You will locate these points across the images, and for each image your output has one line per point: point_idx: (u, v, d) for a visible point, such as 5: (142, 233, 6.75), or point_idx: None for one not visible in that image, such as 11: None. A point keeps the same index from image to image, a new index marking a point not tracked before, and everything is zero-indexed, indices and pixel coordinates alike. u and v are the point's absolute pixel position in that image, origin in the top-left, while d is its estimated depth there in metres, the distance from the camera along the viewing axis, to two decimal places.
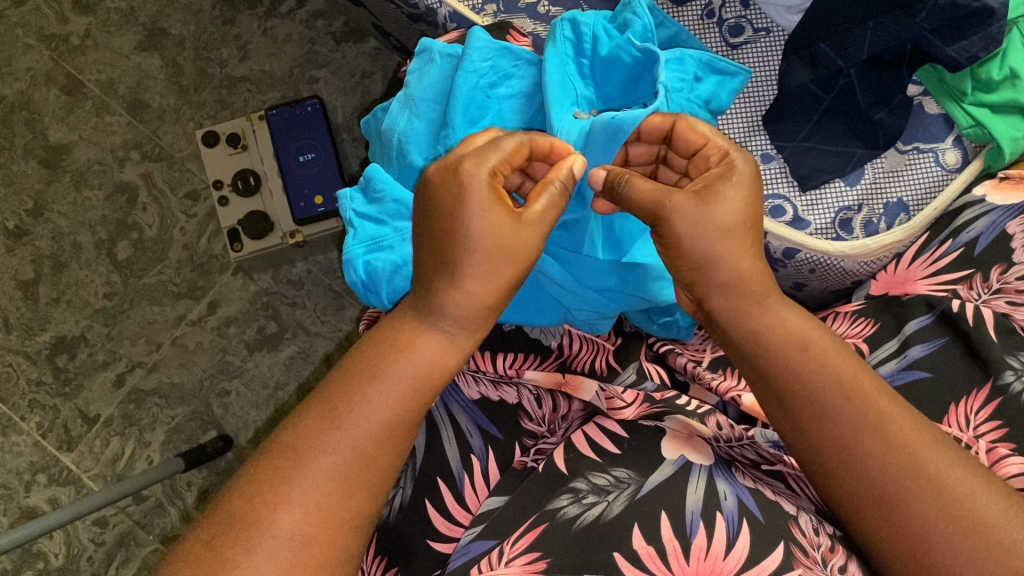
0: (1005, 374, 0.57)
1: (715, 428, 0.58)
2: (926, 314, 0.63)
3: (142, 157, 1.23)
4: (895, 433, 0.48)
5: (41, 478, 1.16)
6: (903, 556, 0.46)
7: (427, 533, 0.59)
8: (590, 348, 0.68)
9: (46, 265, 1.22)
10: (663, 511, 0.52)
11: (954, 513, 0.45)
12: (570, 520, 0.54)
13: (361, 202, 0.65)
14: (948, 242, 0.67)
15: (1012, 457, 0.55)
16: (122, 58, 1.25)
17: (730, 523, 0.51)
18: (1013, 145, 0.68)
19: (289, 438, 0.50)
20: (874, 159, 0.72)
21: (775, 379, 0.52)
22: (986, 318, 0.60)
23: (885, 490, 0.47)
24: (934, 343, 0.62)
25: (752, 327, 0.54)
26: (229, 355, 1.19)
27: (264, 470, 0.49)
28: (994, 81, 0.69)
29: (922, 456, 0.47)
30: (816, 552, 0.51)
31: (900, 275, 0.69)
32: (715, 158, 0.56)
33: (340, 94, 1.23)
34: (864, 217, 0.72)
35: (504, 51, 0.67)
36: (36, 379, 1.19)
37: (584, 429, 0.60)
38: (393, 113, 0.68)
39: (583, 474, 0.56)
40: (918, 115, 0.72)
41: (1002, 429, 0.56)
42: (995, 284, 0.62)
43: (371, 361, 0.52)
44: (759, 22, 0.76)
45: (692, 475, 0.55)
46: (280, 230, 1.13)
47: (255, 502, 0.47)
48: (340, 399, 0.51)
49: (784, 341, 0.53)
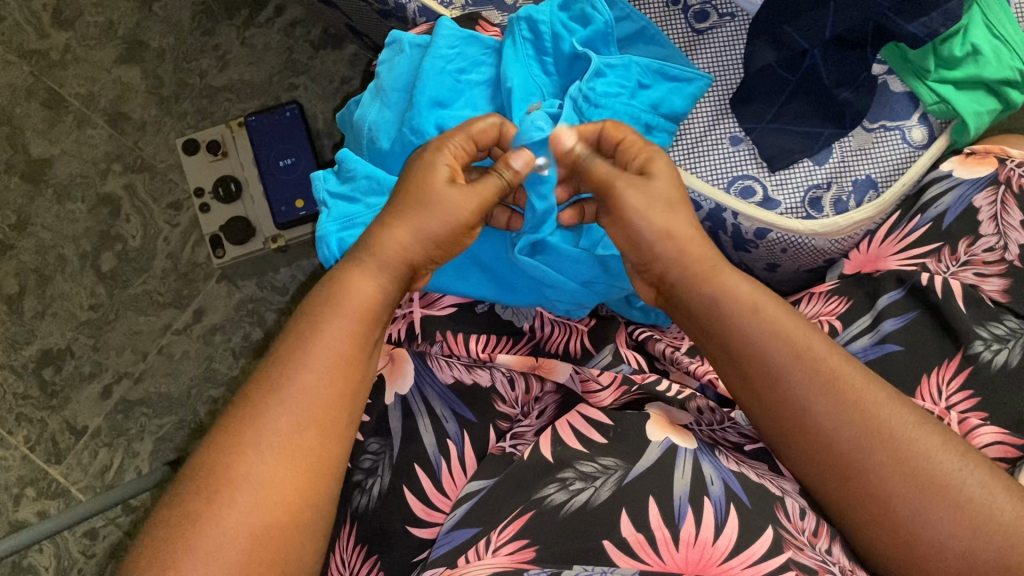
0: (974, 345, 0.60)
1: (695, 414, 0.63)
2: (897, 289, 0.65)
3: (124, 169, 1.24)
4: (855, 397, 0.50)
5: (30, 492, 1.16)
6: (871, 515, 0.49)
7: (406, 518, 0.59)
8: (563, 331, 0.71)
9: (31, 279, 1.22)
10: (651, 497, 0.53)
11: (917, 474, 0.48)
12: (559, 507, 0.54)
13: (335, 183, 0.66)
14: (918, 218, 0.68)
15: (983, 426, 0.57)
16: (102, 71, 1.26)
17: (718, 509, 0.52)
18: (977, 120, 0.71)
19: (257, 390, 0.51)
20: (841, 138, 0.73)
21: (731, 351, 0.54)
22: (955, 290, 0.62)
23: (869, 473, 0.49)
24: (907, 317, 0.63)
25: (706, 295, 0.55)
26: (215, 363, 1.20)
27: (231, 427, 0.50)
28: (956, 57, 0.71)
29: (901, 434, 0.49)
30: (802, 535, 0.52)
31: (871, 253, 0.70)
32: (637, 151, 0.61)
33: (320, 100, 1.24)
34: (834, 196, 0.72)
35: (471, 40, 0.69)
36: (22, 393, 1.19)
37: (569, 420, 0.61)
38: (364, 104, 0.69)
39: (570, 463, 0.57)
40: (883, 93, 0.73)
41: (974, 399, 0.58)
42: (963, 257, 0.64)
43: (325, 306, 0.54)
44: (724, 8, 0.76)
45: (678, 458, 0.55)
46: (261, 235, 1.13)
47: (239, 462, 0.49)
48: (302, 344, 0.53)
49: (734, 305, 0.54)
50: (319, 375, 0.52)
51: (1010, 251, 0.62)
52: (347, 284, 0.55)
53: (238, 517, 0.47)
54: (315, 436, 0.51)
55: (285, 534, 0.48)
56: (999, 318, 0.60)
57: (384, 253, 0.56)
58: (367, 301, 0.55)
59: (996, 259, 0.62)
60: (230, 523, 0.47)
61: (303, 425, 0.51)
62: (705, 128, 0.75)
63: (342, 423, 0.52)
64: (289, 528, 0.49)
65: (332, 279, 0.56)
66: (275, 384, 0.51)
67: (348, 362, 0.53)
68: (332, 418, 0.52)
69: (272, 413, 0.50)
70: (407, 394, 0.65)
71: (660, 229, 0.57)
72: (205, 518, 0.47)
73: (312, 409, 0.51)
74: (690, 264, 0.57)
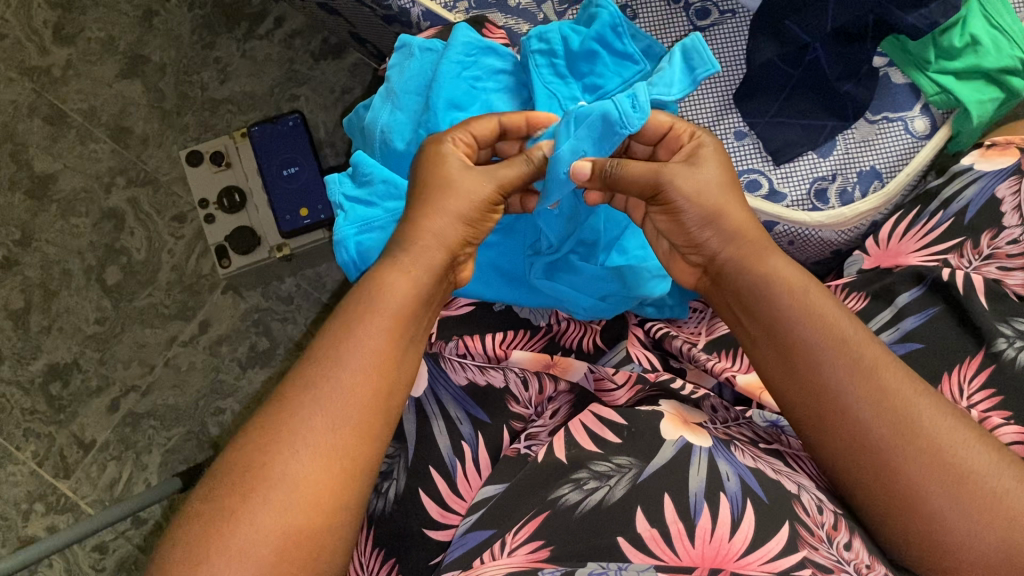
0: (998, 342, 0.58)
1: (710, 410, 0.64)
2: (917, 285, 0.64)
3: (128, 183, 1.24)
4: (887, 383, 0.51)
5: (39, 507, 1.16)
6: (896, 501, 0.50)
7: (422, 522, 0.60)
8: (579, 327, 0.73)
9: (36, 294, 1.22)
10: (666, 494, 0.53)
11: (944, 461, 0.49)
12: (572, 506, 0.54)
13: (350, 186, 0.67)
14: (940, 214, 0.67)
15: (1006, 425, 0.55)
16: (103, 86, 1.26)
17: (734, 503, 0.52)
18: (980, 108, 0.71)
19: (294, 385, 0.51)
20: (845, 130, 0.74)
21: (773, 330, 0.55)
22: (977, 285, 0.61)
23: (891, 454, 0.50)
24: (927, 313, 0.62)
25: (746, 279, 0.57)
26: (222, 373, 1.20)
27: (263, 424, 0.50)
28: (955, 48, 0.72)
29: (922, 415, 0.50)
30: (820, 530, 0.52)
31: (890, 249, 0.69)
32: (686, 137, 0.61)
33: (322, 110, 1.25)
34: (840, 187, 0.73)
35: (489, 49, 0.69)
36: (29, 408, 1.19)
37: (583, 420, 0.61)
38: (376, 108, 0.69)
39: (586, 463, 0.57)
40: (884, 85, 0.74)
41: (996, 398, 0.57)
42: (986, 251, 0.64)
43: (360, 304, 0.53)
44: (725, 5, 0.77)
45: (693, 455, 0.55)
46: (267, 243, 1.14)
47: (272, 461, 0.48)
48: (342, 339, 0.52)
49: (777, 290, 0.55)
50: (356, 377, 0.51)
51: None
52: (383, 285, 0.54)
53: (270, 514, 0.47)
54: (354, 442, 0.50)
55: (319, 535, 0.48)
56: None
57: (420, 255, 0.56)
58: (401, 299, 0.54)
59: (1021, 250, 0.62)
60: (263, 522, 0.47)
61: (340, 425, 0.50)
62: (710, 124, 0.76)
63: (377, 426, 0.52)
64: (319, 532, 0.48)
65: (368, 278, 0.55)
66: (309, 381, 0.51)
67: (385, 360, 0.52)
68: (370, 422, 0.51)
69: (306, 412, 0.50)
70: (421, 398, 0.65)
71: (698, 216, 0.57)
72: (240, 514, 0.47)
73: (348, 411, 0.50)
74: (741, 245, 0.57)
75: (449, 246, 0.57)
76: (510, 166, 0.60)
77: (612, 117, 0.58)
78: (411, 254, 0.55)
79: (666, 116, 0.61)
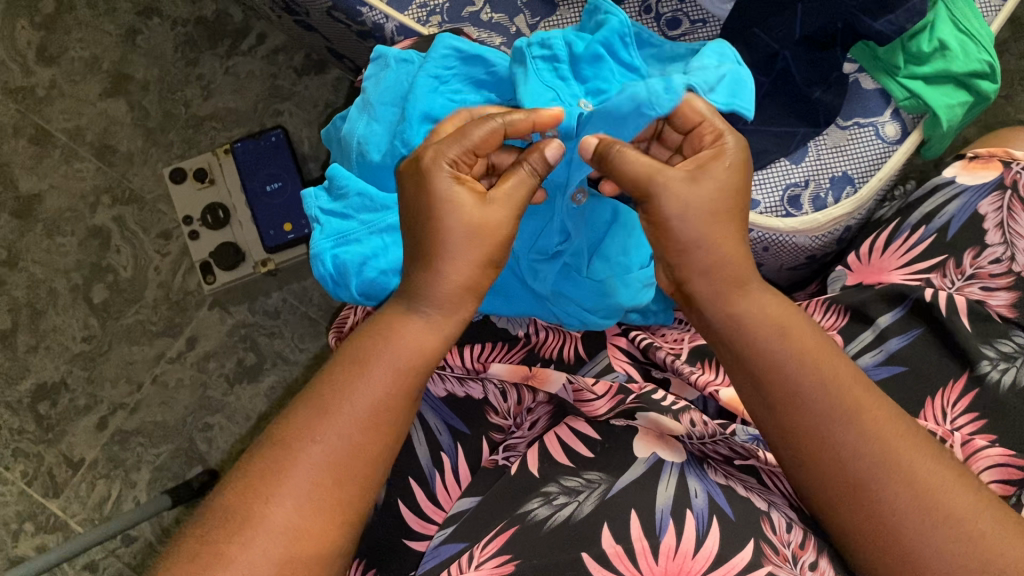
0: (982, 365, 0.60)
1: (690, 425, 0.60)
2: (899, 305, 0.65)
3: (113, 201, 1.24)
4: (871, 420, 0.51)
5: (28, 527, 1.17)
6: (874, 538, 0.49)
7: (403, 532, 0.61)
8: (557, 336, 0.72)
9: (24, 314, 1.23)
10: (632, 510, 0.54)
11: (926, 504, 0.49)
12: (540, 522, 0.55)
13: (327, 200, 0.67)
14: (920, 229, 0.69)
15: (988, 449, 0.57)
16: (87, 105, 1.27)
17: (700, 520, 0.53)
18: (948, 112, 0.72)
19: (298, 429, 0.52)
20: (817, 137, 0.74)
21: (760, 371, 0.54)
22: (960, 307, 0.62)
23: (872, 496, 0.50)
24: (910, 335, 0.63)
25: (731, 310, 0.55)
26: (210, 390, 1.20)
27: (259, 463, 0.51)
28: (924, 53, 0.72)
29: (906, 459, 0.50)
30: (786, 550, 0.52)
31: (874, 266, 0.70)
32: (708, 138, 0.58)
33: (305, 125, 1.25)
34: (813, 192, 0.74)
35: (474, 58, 0.68)
36: (18, 428, 1.19)
37: (557, 432, 0.62)
38: (352, 119, 0.70)
39: (555, 478, 0.58)
40: (855, 91, 0.75)
41: (980, 422, 0.58)
42: (968, 270, 0.65)
43: (370, 353, 0.54)
44: (695, 14, 0.77)
45: (663, 474, 0.56)
46: (251, 259, 1.13)
47: (270, 512, 0.49)
48: (348, 386, 0.53)
49: (762, 325, 0.55)
50: (347, 425, 0.52)
51: (1017, 262, 0.63)
52: (395, 331, 0.55)
53: (257, 562, 0.48)
54: (330, 484, 0.51)
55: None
56: (1008, 335, 0.61)
57: (451, 312, 0.56)
58: (413, 351, 0.54)
59: (1003, 271, 0.63)
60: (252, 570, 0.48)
61: (332, 474, 0.51)
62: None
63: (366, 471, 0.52)
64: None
65: (376, 325, 0.56)
66: (310, 427, 0.52)
67: (385, 409, 0.53)
68: (361, 468, 0.52)
69: (308, 463, 0.51)
70: None
71: (683, 240, 0.56)
72: (234, 564, 0.48)
73: (338, 458, 0.51)
74: (723, 278, 0.56)
75: (480, 294, 0.57)
76: (513, 179, 0.58)
77: (641, 97, 0.56)
78: (431, 304, 0.56)
79: (703, 105, 0.57)
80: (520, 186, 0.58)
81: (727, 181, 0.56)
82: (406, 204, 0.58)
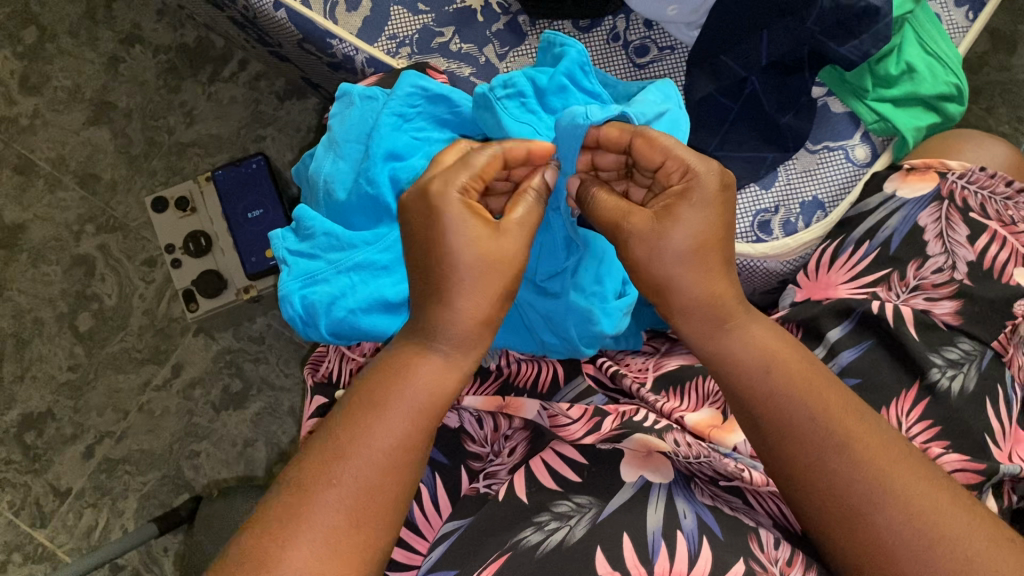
0: (932, 372, 0.60)
1: (674, 444, 0.59)
2: (847, 319, 0.65)
3: (97, 230, 1.25)
4: (863, 446, 0.51)
5: (16, 557, 1.17)
6: (873, 563, 0.49)
7: (384, 564, 0.61)
8: (531, 365, 0.72)
9: (9, 344, 1.23)
10: (625, 533, 0.54)
11: (917, 520, 0.48)
12: (533, 547, 0.55)
13: (294, 241, 0.67)
14: (865, 244, 0.69)
15: (946, 454, 0.58)
16: (71, 134, 1.27)
17: (690, 541, 0.53)
18: (916, 134, 0.76)
19: (308, 477, 0.50)
20: (786, 161, 0.78)
21: (748, 402, 0.55)
22: (906, 316, 0.63)
23: (864, 515, 0.49)
24: (862, 347, 0.64)
25: (723, 347, 0.56)
26: (196, 417, 1.20)
27: (270, 518, 0.49)
28: (893, 75, 0.75)
29: (894, 477, 0.50)
30: (775, 566, 0.53)
31: (822, 280, 0.70)
32: (676, 176, 0.56)
33: (288, 150, 1.26)
34: (783, 218, 0.77)
35: (440, 98, 0.71)
36: (4, 458, 1.19)
37: (543, 456, 0.61)
38: (319, 158, 0.70)
39: (546, 505, 0.58)
40: (824, 115, 0.79)
41: (934, 429, 0.59)
42: (913, 282, 0.65)
43: (377, 393, 0.53)
44: (663, 41, 0.84)
45: (651, 496, 0.57)
46: (233, 286, 1.14)
47: (282, 562, 0.47)
48: (360, 430, 0.51)
49: (756, 358, 0.55)
50: (361, 460, 0.51)
51: (958, 270, 0.64)
52: (403, 369, 0.54)
53: None
54: (349, 519, 0.50)
55: None
56: (954, 342, 0.62)
57: (461, 347, 0.55)
58: (431, 390, 0.53)
59: (945, 280, 0.64)
60: None
61: (339, 516, 0.49)
62: None
63: (382, 510, 0.51)
64: None
65: (390, 363, 0.55)
66: (322, 474, 0.50)
67: (401, 450, 0.52)
68: (372, 507, 0.50)
69: (323, 511, 0.49)
70: None
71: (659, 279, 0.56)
72: None
73: (354, 495, 0.50)
74: (707, 316, 0.56)
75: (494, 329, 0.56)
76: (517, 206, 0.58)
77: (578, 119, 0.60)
78: (446, 341, 0.54)
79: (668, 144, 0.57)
80: (532, 213, 0.58)
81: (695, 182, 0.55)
82: (412, 230, 0.56)
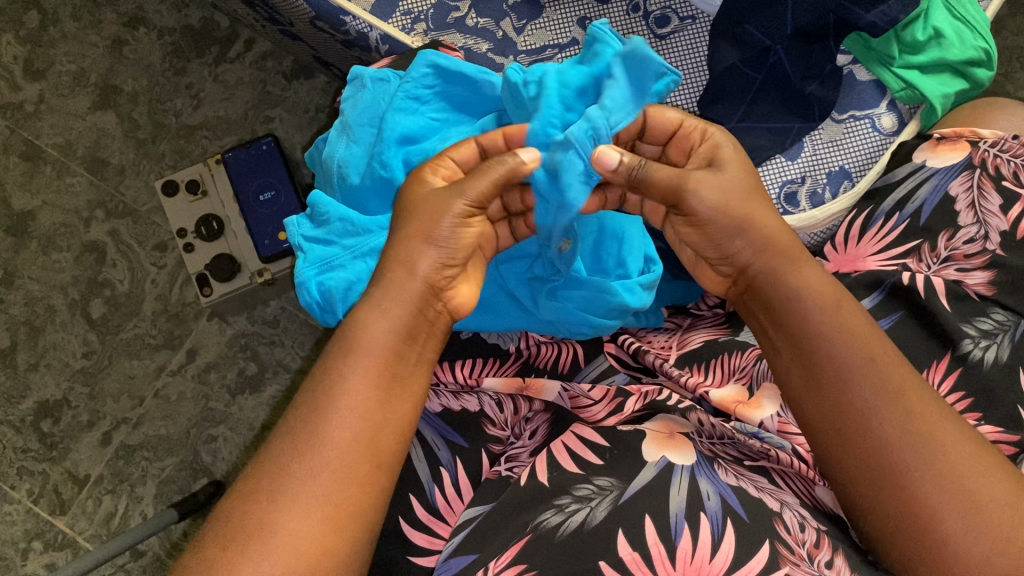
0: (964, 343, 0.60)
1: (697, 425, 0.61)
2: (876, 290, 0.64)
3: (107, 215, 1.24)
4: (913, 401, 0.51)
5: (36, 545, 1.16)
6: (906, 521, 0.49)
7: (405, 549, 0.58)
8: (551, 346, 0.71)
9: (22, 332, 1.22)
10: (647, 515, 0.53)
11: (957, 480, 0.48)
12: (553, 529, 0.54)
13: (309, 228, 0.66)
14: (894, 216, 0.68)
15: (980, 427, 0.57)
16: (78, 119, 1.26)
17: (714, 524, 0.52)
18: (943, 102, 0.76)
19: (296, 450, 0.50)
20: (812, 131, 0.79)
21: (800, 340, 0.54)
22: (937, 288, 0.62)
23: (901, 465, 0.49)
24: (894, 317, 0.63)
25: (787, 287, 0.55)
26: (213, 401, 1.20)
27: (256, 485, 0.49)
28: (919, 42, 0.76)
29: (940, 434, 0.49)
30: (802, 548, 0.51)
31: (850, 253, 0.69)
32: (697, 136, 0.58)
33: (297, 130, 1.24)
34: (809, 189, 0.78)
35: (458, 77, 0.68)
36: (22, 447, 1.19)
37: (565, 441, 0.60)
38: (332, 142, 0.69)
39: (566, 488, 0.56)
40: (849, 83, 0.79)
41: (967, 399, 0.58)
42: (943, 253, 0.64)
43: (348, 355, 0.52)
44: (684, 11, 0.82)
45: (674, 475, 0.55)
46: (247, 269, 1.13)
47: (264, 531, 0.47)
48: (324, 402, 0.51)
49: (812, 300, 0.55)
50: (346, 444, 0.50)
51: (991, 240, 0.63)
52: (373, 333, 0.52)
53: None
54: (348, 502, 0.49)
55: None
56: (986, 313, 0.61)
57: None
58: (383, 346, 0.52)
59: (978, 250, 0.63)
60: None
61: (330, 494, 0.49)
62: None
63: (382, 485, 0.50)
64: None
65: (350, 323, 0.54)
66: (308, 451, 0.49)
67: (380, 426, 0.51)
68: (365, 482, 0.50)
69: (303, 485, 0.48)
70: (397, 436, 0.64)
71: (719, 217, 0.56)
72: None
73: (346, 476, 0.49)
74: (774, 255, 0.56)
75: None
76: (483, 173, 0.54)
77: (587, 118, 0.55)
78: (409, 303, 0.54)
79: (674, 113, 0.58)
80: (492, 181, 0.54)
81: (751, 182, 0.56)
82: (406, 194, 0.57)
